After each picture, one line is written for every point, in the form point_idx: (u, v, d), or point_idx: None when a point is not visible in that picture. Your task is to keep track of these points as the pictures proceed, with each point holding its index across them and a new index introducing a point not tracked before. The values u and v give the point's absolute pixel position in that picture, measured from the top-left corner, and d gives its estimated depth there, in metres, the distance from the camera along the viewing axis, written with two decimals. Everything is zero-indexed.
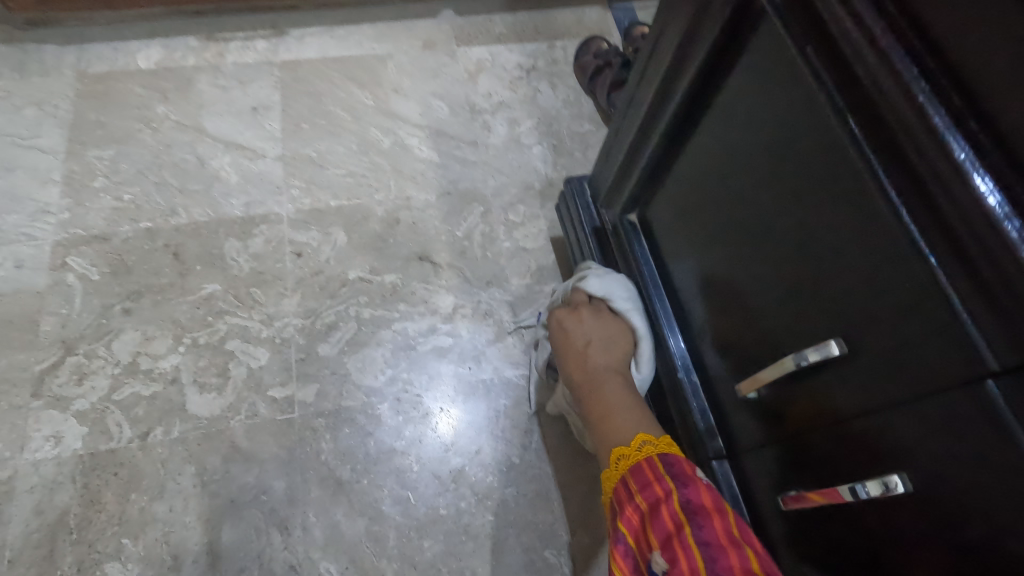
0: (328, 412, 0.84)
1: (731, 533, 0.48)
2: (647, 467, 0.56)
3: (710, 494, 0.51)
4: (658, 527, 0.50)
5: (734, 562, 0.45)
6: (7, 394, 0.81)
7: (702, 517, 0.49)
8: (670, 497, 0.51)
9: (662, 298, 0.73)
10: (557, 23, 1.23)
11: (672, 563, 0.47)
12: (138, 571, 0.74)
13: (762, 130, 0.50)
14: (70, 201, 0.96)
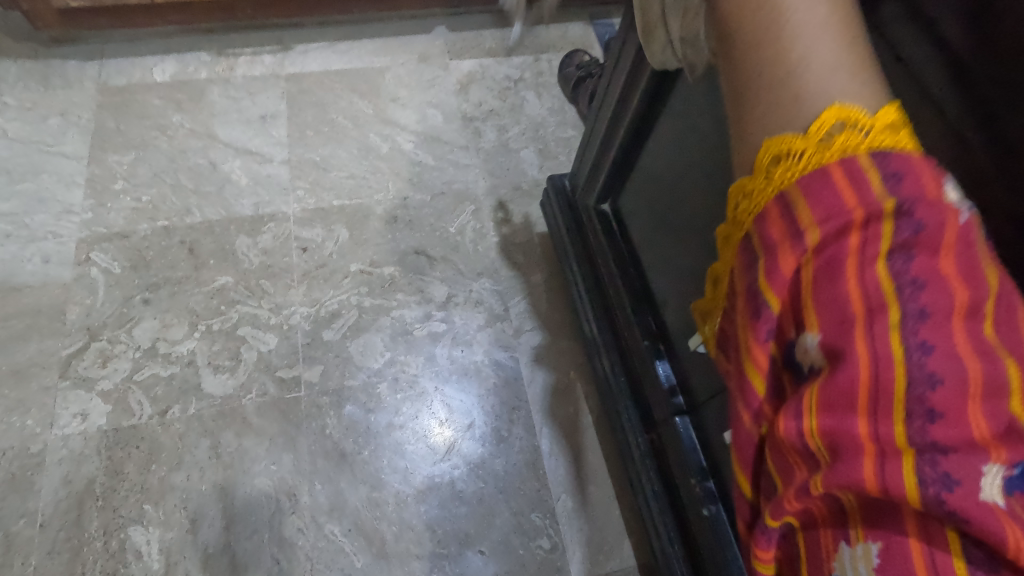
0: (332, 390, 0.92)
1: (982, 337, 0.27)
2: (843, 183, 0.30)
3: (956, 256, 0.28)
4: (825, 303, 0.30)
5: (975, 405, 0.25)
6: (37, 376, 0.89)
7: (930, 299, 0.27)
8: (866, 246, 0.29)
9: (630, 276, 0.81)
10: (542, 38, 1.33)
11: (843, 365, 0.28)
12: (158, 534, 0.80)
13: (704, 128, 0.60)
14: (92, 202, 1.04)
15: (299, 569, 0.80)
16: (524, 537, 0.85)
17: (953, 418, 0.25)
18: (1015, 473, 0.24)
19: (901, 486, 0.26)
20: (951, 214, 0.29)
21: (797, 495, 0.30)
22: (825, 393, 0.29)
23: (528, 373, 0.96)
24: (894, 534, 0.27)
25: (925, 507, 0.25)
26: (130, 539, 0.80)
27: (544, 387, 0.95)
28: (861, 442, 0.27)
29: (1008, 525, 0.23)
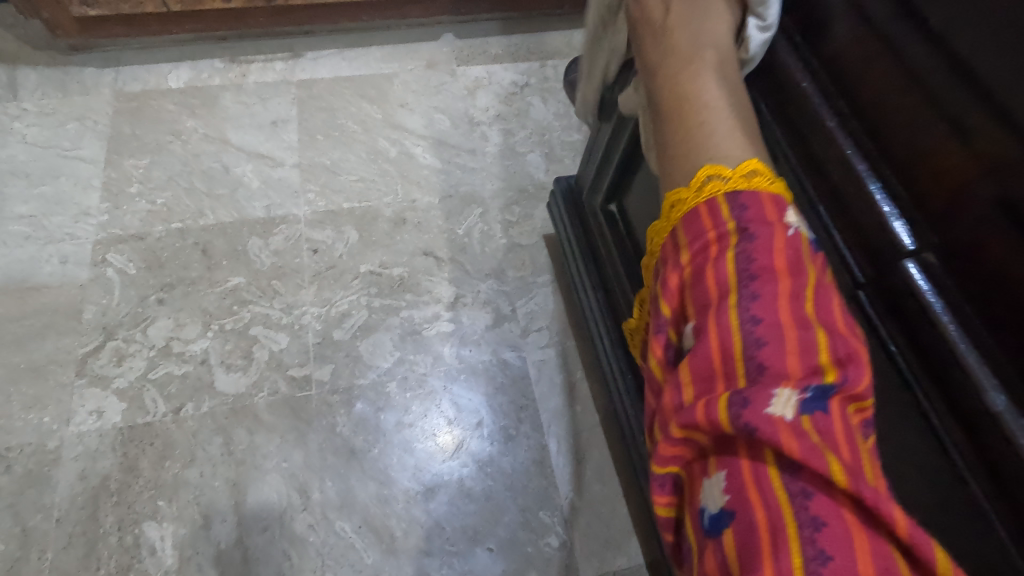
0: (341, 389, 0.93)
1: (802, 313, 0.36)
2: (705, 211, 0.41)
3: (785, 253, 0.38)
4: (696, 297, 0.39)
5: (789, 359, 0.34)
6: (54, 373, 0.90)
7: (759, 286, 0.36)
8: (720, 252, 0.39)
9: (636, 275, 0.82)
10: (548, 45, 1.36)
11: (702, 337, 0.37)
12: (172, 529, 0.81)
13: None
14: (109, 204, 1.06)
15: (310, 565, 0.81)
16: (531, 535, 0.86)
17: (767, 368, 0.34)
18: (805, 399, 0.33)
19: (722, 419, 0.33)
20: (779, 230, 0.39)
21: (667, 441, 0.37)
22: (689, 361, 0.37)
23: (535, 372, 0.98)
24: (732, 462, 0.34)
25: (740, 430, 0.32)
26: (144, 534, 0.81)
27: (551, 386, 0.97)
28: (713, 390, 0.35)
29: (789, 435, 0.31)
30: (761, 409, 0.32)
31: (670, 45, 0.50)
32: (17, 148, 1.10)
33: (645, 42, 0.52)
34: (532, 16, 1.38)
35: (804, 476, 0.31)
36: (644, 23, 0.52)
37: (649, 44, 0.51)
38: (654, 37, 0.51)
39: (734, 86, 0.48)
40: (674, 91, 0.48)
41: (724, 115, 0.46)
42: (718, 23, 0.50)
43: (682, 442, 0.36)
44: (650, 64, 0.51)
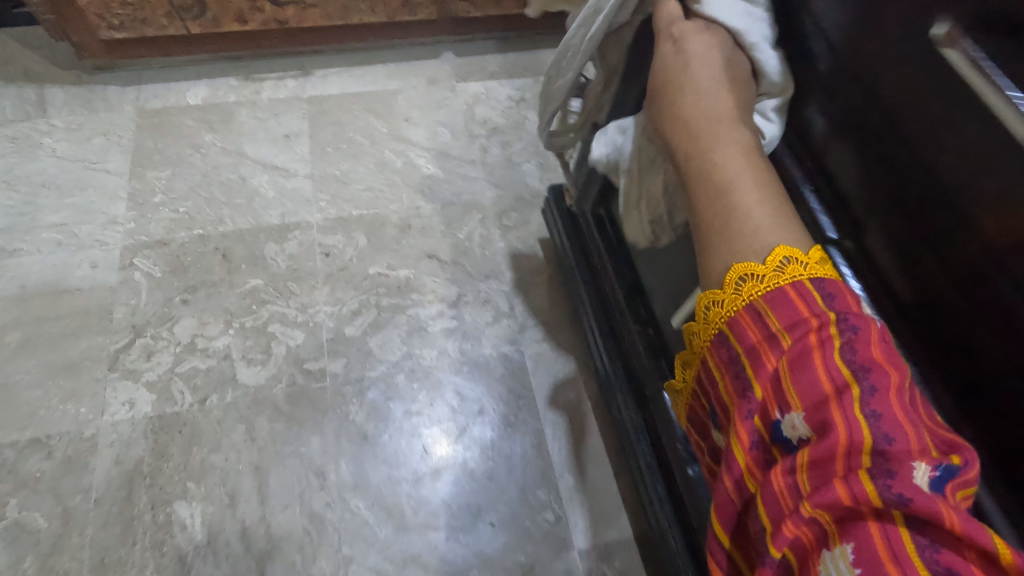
0: (353, 380, 1.01)
1: (911, 406, 0.39)
2: (798, 301, 0.44)
3: (883, 346, 0.42)
4: (806, 385, 0.41)
5: (915, 444, 0.37)
6: (88, 368, 0.98)
7: (876, 379, 0.40)
8: (827, 343, 0.42)
9: (621, 271, 0.90)
10: (541, 62, 1.45)
11: (829, 425, 0.39)
12: (201, 508, 0.88)
13: None
14: (135, 213, 1.14)
15: (328, 540, 0.88)
16: (530, 510, 0.93)
17: (894, 451, 0.37)
18: (938, 478, 0.36)
19: (870, 492, 0.35)
20: (873, 324, 0.43)
21: (794, 523, 0.38)
22: (816, 449, 0.39)
23: (533, 364, 1.06)
24: (863, 536, 0.35)
25: (892, 508, 0.35)
26: (175, 513, 0.88)
27: (547, 377, 1.05)
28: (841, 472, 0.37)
29: (948, 511, 0.34)
30: (915, 492, 0.34)
31: (718, 113, 0.51)
32: (47, 161, 1.18)
33: (687, 102, 0.52)
34: (526, 35, 1.48)
35: (957, 552, 0.34)
36: (689, 79, 0.52)
37: (686, 115, 0.52)
38: (703, 99, 0.52)
39: (763, 161, 0.51)
40: (716, 177, 0.49)
41: (766, 200, 0.48)
42: (744, 91, 0.53)
43: (809, 523, 0.37)
44: (697, 128, 0.51)
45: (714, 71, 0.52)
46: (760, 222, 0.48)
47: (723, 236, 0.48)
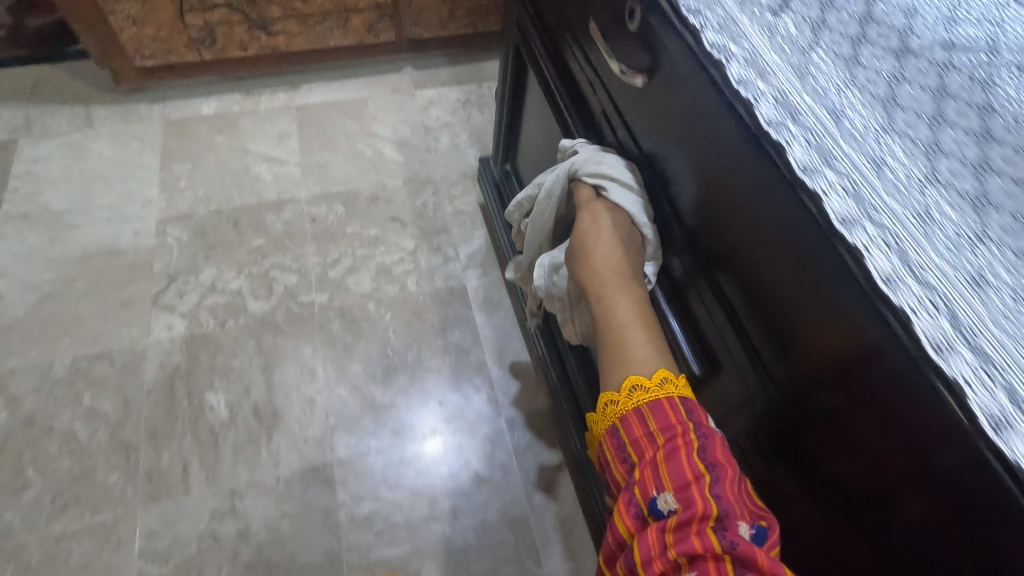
0: (336, 307, 1.34)
1: (741, 489, 0.50)
2: (669, 408, 0.56)
3: (724, 448, 0.53)
4: (672, 468, 0.51)
5: (740, 512, 0.48)
6: (136, 304, 1.30)
7: (719, 471, 0.50)
8: (686, 436, 0.53)
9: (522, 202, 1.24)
10: (484, 71, 1.81)
11: (684, 494, 0.49)
12: (225, 395, 1.21)
13: (534, 95, 1.05)
14: (165, 195, 1.48)
15: (317, 413, 1.20)
16: (468, 391, 1.26)
17: (729, 518, 0.47)
18: (754, 534, 0.46)
19: (712, 542, 0.45)
20: (719, 436, 0.54)
21: (661, 563, 0.47)
22: (677, 513, 0.48)
23: (473, 292, 1.39)
24: (703, 568, 0.45)
25: (726, 554, 0.45)
26: (206, 398, 1.20)
27: (483, 300, 1.38)
28: (690, 526, 0.47)
29: (759, 554, 0.44)
30: (743, 539, 0.45)
31: (619, 271, 0.65)
32: (96, 160, 1.52)
33: (597, 263, 0.66)
34: (472, 51, 1.85)
35: None
36: (597, 243, 0.66)
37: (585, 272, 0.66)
38: (608, 263, 0.65)
39: (647, 314, 0.64)
40: (609, 328, 0.63)
41: (646, 343, 0.61)
42: (630, 254, 0.67)
43: (671, 564, 0.46)
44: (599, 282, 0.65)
45: (615, 241, 0.67)
46: (643, 351, 0.61)
47: (613, 368, 0.61)
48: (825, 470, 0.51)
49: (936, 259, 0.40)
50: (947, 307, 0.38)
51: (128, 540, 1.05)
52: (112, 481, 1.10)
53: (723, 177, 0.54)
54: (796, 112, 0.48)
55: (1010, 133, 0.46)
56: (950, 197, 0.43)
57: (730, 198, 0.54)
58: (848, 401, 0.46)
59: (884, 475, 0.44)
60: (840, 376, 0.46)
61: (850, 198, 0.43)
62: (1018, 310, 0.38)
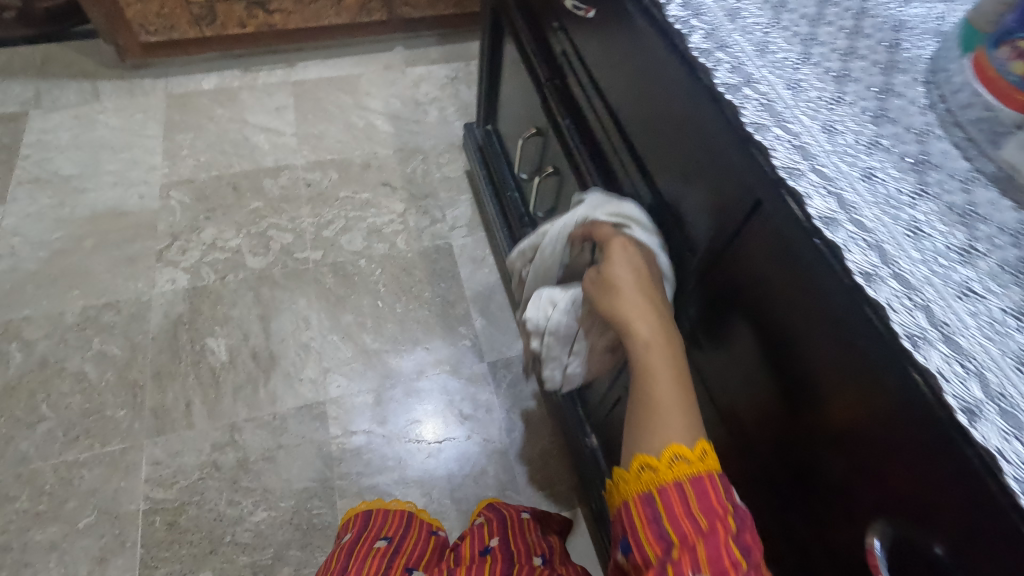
0: (329, 264, 1.42)
1: None
2: (710, 485, 0.45)
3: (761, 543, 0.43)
4: (711, 553, 0.41)
5: None
6: (142, 260, 1.38)
7: (756, 568, 0.41)
8: (725, 521, 0.43)
9: (502, 162, 1.32)
10: (472, 50, 1.90)
11: None
12: (225, 341, 1.29)
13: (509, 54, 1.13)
14: (168, 162, 1.56)
15: (312, 357, 1.28)
16: (453, 339, 1.34)
17: None
18: None
19: None
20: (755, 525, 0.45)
21: None
22: None
23: (459, 250, 1.47)
24: None
25: None
26: (208, 343, 1.28)
27: (468, 258, 1.46)
28: None
29: None
30: None
31: (660, 312, 0.52)
32: (103, 131, 1.61)
33: (631, 300, 0.53)
34: (460, 32, 1.94)
35: None
36: (629, 276, 0.54)
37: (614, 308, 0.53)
38: (646, 301, 0.53)
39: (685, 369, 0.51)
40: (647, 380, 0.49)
41: (688, 406, 0.48)
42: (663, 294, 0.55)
43: None
44: (637, 330, 0.51)
45: (646, 276, 0.55)
46: (685, 416, 0.48)
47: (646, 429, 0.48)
48: (817, 513, 0.48)
49: (799, 110, 0.44)
50: (835, 190, 0.40)
51: (135, 467, 1.13)
52: (120, 416, 1.18)
53: (710, 174, 0.51)
54: (755, 82, 0.46)
55: (876, 30, 0.51)
56: (815, 71, 0.47)
57: (731, 215, 0.50)
58: (855, 458, 0.42)
59: (784, 350, 0.47)
60: (854, 442, 0.42)
61: (763, 109, 0.44)
62: (948, 253, 0.37)
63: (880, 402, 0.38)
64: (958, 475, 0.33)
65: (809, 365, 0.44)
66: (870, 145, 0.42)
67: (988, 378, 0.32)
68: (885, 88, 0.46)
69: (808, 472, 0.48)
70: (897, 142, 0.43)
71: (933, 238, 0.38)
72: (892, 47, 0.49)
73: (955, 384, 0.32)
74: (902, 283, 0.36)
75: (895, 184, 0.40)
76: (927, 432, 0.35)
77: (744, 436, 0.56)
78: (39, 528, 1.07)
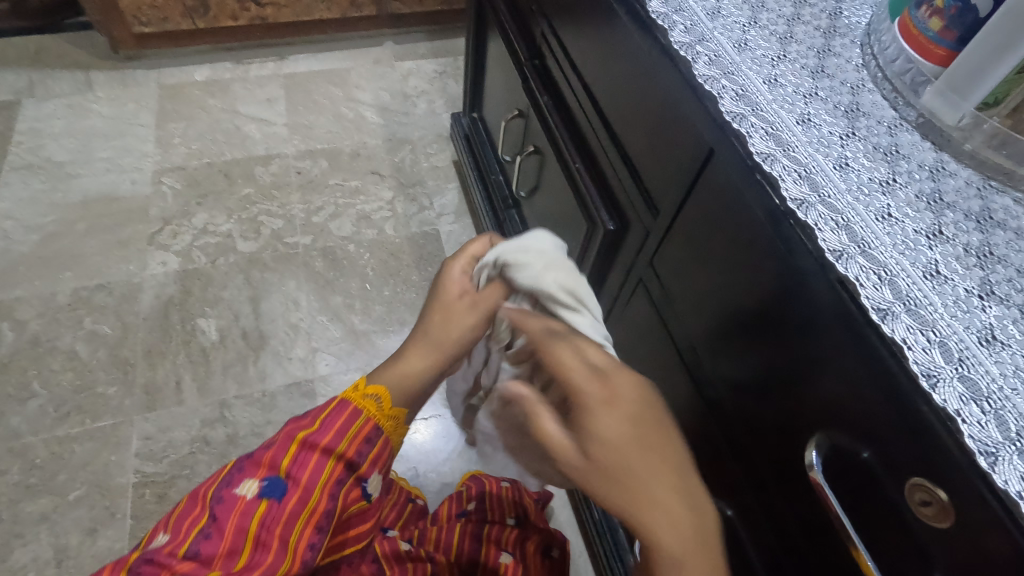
0: (318, 248, 1.45)
1: None
2: None
3: None
4: None
5: None
6: (133, 243, 1.41)
7: None
8: None
9: (488, 147, 1.36)
10: (460, 46, 1.95)
11: None
12: (215, 321, 1.31)
13: (492, 42, 1.17)
14: (160, 150, 1.59)
15: (301, 337, 1.31)
16: None
17: None
18: None
19: None
20: None
21: None
22: None
23: (446, 236, 1.51)
24: None
25: None
26: (198, 324, 1.31)
27: (454, 244, 1.50)
28: None
29: None
30: None
31: (671, 498, 0.38)
32: (96, 119, 1.63)
33: (638, 496, 0.38)
34: (449, 29, 1.99)
35: None
36: (629, 462, 0.38)
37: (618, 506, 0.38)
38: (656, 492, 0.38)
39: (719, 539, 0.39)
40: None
41: None
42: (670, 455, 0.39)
43: None
44: (666, 546, 0.37)
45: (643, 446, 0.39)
46: None
47: None
48: (766, 442, 0.52)
49: (745, 67, 0.50)
50: (774, 134, 0.45)
51: (126, 442, 1.15)
52: (111, 392, 1.20)
53: (671, 131, 0.56)
54: (706, 41, 0.52)
55: None
56: (762, 34, 0.53)
57: (690, 171, 0.54)
58: (797, 386, 0.46)
59: (738, 291, 0.51)
60: (800, 374, 0.46)
61: (712, 65, 0.50)
62: (869, 183, 0.42)
63: (816, 328, 0.42)
64: (881, 387, 0.38)
65: (764, 309, 0.48)
66: (807, 96, 0.48)
67: (897, 283, 0.37)
68: (824, 49, 0.51)
69: (760, 406, 0.52)
70: (832, 94, 0.48)
71: (859, 171, 0.43)
72: (834, 14, 0.54)
73: (868, 289, 0.37)
74: (828, 208, 0.41)
75: (828, 128, 0.46)
76: (854, 349, 0.39)
77: (704, 375, 0.61)
78: (30, 500, 1.09)
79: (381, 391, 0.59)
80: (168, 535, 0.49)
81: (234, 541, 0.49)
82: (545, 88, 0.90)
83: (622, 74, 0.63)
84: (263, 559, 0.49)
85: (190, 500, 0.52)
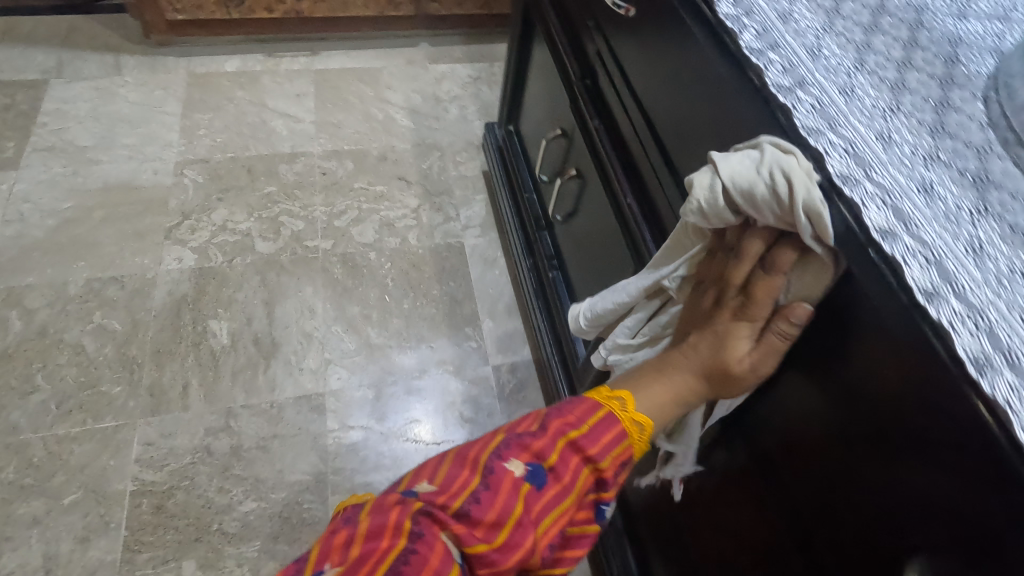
0: (339, 254, 1.40)
1: None
2: None
3: None
4: None
5: None
6: (151, 236, 1.37)
7: None
8: None
9: (522, 161, 1.30)
10: (497, 52, 1.89)
11: None
12: (228, 323, 1.27)
13: (538, 51, 1.11)
14: (185, 140, 1.55)
15: (314, 347, 1.26)
16: (460, 340, 1.31)
17: None
18: None
19: None
20: None
21: None
22: None
23: (470, 250, 1.45)
24: None
25: None
26: (210, 325, 1.26)
27: (479, 258, 1.44)
28: None
29: None
30: None
31: None
32: (122, 104, 1.60)
33: None
34: (485, 33, 1.93)
35: None
36: None
37: None
38: None
39: None
40: None
41: None
42: None
43: None
44: None
45: None
46: None
47: None
48: (839, 542, 0.46)
49: (853, 117, 0.43)
50: (892, 202, 0.38)
51: (127, 446, 1.11)
52: (116, 392, 1.16)
53: None
54: (806, 82, 0.45)
55: (933, 43, 0.49)
56: (871, 79, 0.46)
57: None
58: (888, 491, 0.40)
59: (818, 370, 0.45)
60: (890, 477, 0.39)
61: (816, 111, 0.43)
62: (1010, 274, 0.36)
63: (927, 444, 0.36)
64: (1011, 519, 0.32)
65: (848, 395, 0.42)
66: (927, 158, 0.41)
67: None
68: (942, 102, 0.44)
69: (834, 503, 0.45)
70: (956, 158, 0.41)
71: (996, 259, 0.36)
72: (950, 61, 0.48)
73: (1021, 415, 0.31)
74: (963, 304, 0.34)
75: (955, 201, 0.39)
76: (989, 484, 0.32)
77: (761, 452, 0.54)
78: (23, 502, 1.04)
79: (647, 421, 0.55)
80: (431, 488, 0.48)
81: (501, 514, 0.47)
82: (593, 109, 0.83)
83: (691, 110, 0.57)
84: (520, 541, 0.46)
85: (458, 459, 0.51)
